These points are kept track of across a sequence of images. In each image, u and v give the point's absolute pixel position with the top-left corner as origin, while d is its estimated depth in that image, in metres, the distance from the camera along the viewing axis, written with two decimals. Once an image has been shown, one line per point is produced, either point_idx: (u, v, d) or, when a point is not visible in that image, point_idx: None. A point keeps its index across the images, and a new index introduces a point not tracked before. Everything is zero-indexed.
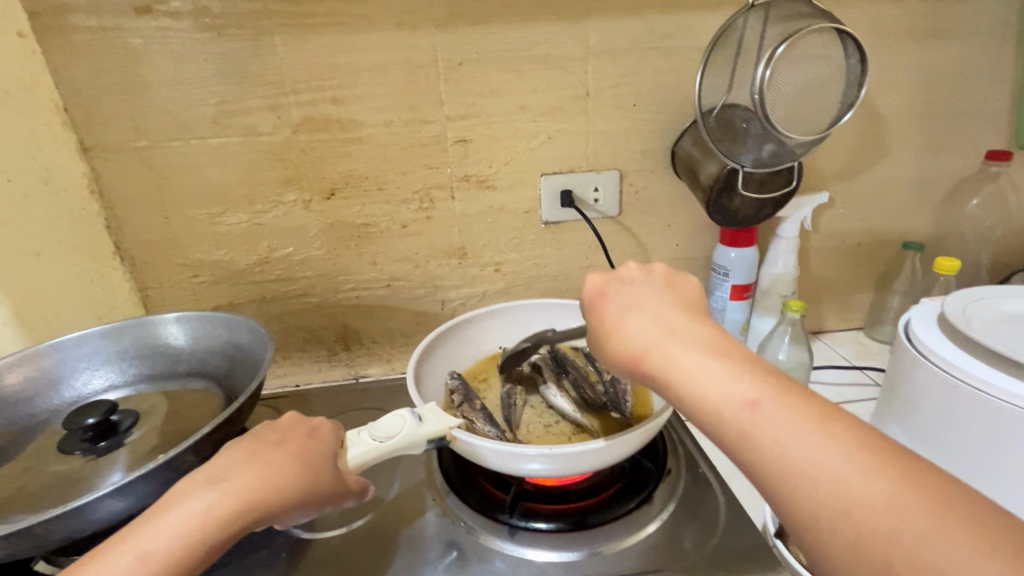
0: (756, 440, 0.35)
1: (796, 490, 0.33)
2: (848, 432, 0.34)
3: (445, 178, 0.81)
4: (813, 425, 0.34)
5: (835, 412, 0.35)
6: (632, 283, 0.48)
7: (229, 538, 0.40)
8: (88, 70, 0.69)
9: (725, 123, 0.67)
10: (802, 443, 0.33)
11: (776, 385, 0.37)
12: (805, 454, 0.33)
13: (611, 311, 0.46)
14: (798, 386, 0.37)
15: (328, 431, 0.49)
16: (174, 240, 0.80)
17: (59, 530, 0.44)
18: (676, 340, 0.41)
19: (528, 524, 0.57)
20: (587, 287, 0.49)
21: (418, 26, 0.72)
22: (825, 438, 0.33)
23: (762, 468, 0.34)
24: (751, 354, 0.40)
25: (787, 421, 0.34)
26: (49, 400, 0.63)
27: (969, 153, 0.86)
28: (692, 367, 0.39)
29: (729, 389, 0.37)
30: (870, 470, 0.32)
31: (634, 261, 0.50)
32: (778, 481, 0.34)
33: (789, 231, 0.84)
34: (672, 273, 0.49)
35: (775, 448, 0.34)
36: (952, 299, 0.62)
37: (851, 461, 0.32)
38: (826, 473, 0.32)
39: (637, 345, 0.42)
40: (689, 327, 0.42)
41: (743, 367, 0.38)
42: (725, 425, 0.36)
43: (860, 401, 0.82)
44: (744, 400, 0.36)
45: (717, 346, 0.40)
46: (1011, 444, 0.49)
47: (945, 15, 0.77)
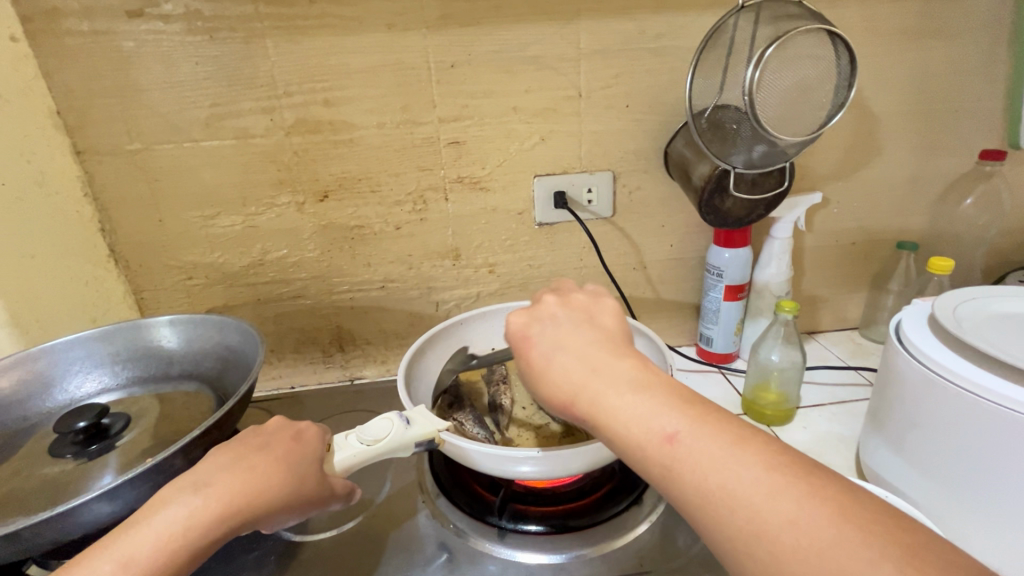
0: (677, 472, 0.35)
1: (716, 517, 0.33)
2: (759, 454, 0.34)
3: (438, 180, 0.81)
4: (730, 452, 0.34)
5: (750, 434, 0.36)
6: (552, 320, 0.46)
7: (213, 543, 0.40)
8: (81, 73, 0.69)
9: (716, 124, 0.67)
10: (718, 469, 0.34)
11: (694, 415, 0.37)
12: (721, 480, 0.34)
13: (534, 350, 0.44)
14: (716, 413, 0.37)
15: (314, 434, 0.50)
16: (168, 243, 0.80)
17: (47, 534, 0.44)
18: (599, 379, 0.40)
19: (517, 527, 0.57)
20: (510, 328, 0.47)
21: (410, 28, 0.72)
22: (739, 461, 0.34)
23: (686, 499, 0.35)
24: (671, 384, 0.40)
25: (707, 450, 0.35)
26: (41, 403, 0.63)
27: (963, 153, 0.86)
28: (617, 405, 0.39)
29: (651, 425, 0.37)
30: (779, 491, 0.32)
31: (553, 297, 0.49)
32: (701, 511, 0.34)
33: (782, 231, 0.84)
34: (594, 303, 0.48)
35: (696, 479, 0.34)
36: (944, 299, 0.62)
37: (761, 483, 0.33)
38: (741, 498, 0.33)
39: (563, 385, 0.41)
40: (613, 363, 0.41)
41: (664, 399, 0.38)
42: (649, 461, 0.36)
43: (853, 401, 0.82)
44: (663, 435, 0.36)
45: (640, 379, 0.40)
46: (1001, 446, 0.49)
47: (938, 15, 0.77)
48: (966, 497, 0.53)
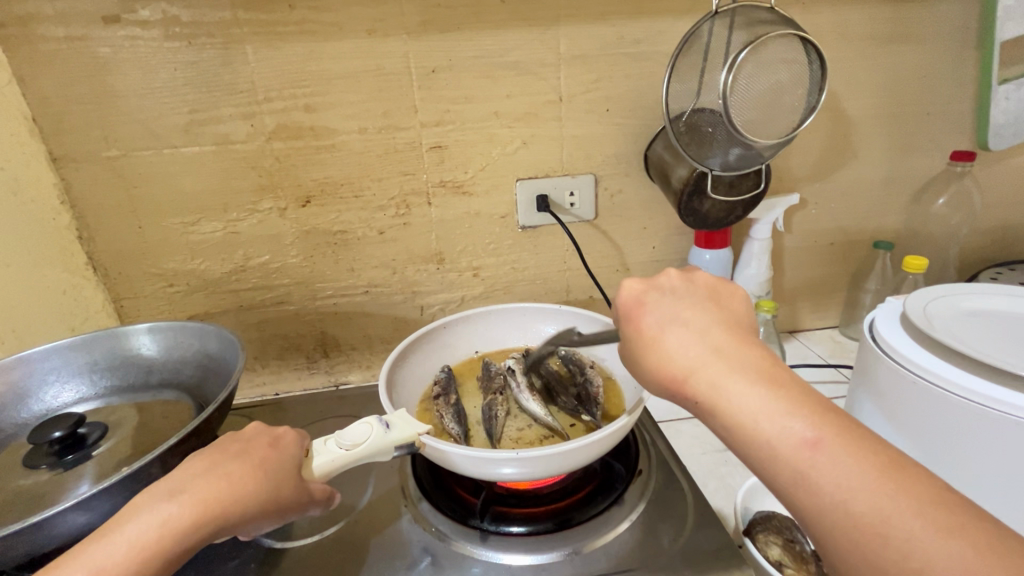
0: (815, 483, 0.34)
1: (860, 540, 0.33)
2: (915, 482, 0.34)
3: (421, 184, 0.81)
4: (881, 478, 0.34)
5: (899, 459, 0.35)
6: (671, 293, 0.47)
7: (188, 551, 0.40)
8: (56, 80, 0.68)
9: (693, 127, 0.68)
10: (871, 493, 0.33)
11: (834, 424, 0.36)
12: (870, 505, 0.33)
13: (650, 320, 0.45)
14: (859, 427, 0.36)
15: (291, 440, 0.50)
16: (148, 249, 0.79)
17: (20, 545, 0.43)
18: (722, 361, 0.40)
19: (499, 528, 0.57)
20: (622, 294, 0.47)
21: (390, 34, 0.72)
22: (894, 490, 0.33)
23: (822, 511, 0.34)
24: (802, 382, 0.39)
25: (851, 467, 0.34)
26: (17, 413, 0.62)
27: (935, 154, 0.88)
28: (740, 392, 0.38)
29: (788, 427, 0.36)
30: (943, 530, 0.32)
31: (675, 272, 0.49)
32: (842, 530, 0.34)
33: (761, 232, 0.85)
34: (720, 287, 0.48)
35: (837, 497, 0.34)
36: (914, 297, 0.63)
37: (922, 518, 0.32)
38: (897, 527, 0.32)
39: (681, 361, 0.42)
40: (735, 348, 0.41)
41: (795, 401, 0.37)
42: (778, 462, 0.36)
43: (832, 398, 0.83)
44: (805, 439, 0.35)
45: (766, 371, 0.40)
46: (973, 439, 0.50)
47: (908, 20, 0.79)
48: None
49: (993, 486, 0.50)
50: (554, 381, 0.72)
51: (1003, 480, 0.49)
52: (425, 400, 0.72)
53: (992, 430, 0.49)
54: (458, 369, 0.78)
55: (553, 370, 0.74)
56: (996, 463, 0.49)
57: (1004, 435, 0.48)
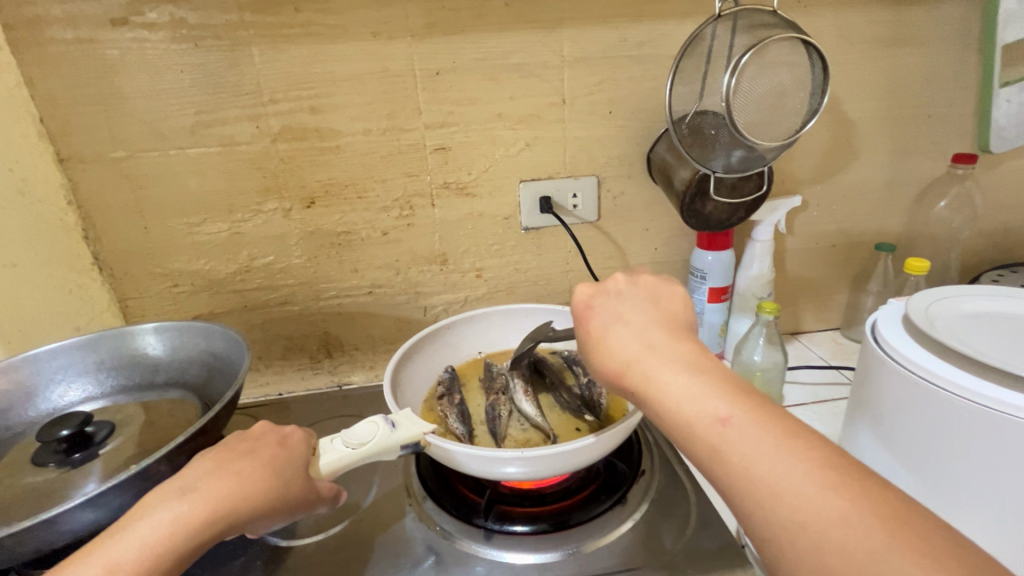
0: (724, 454, 0.37)
1: (762, 504, 0.35)
2: (814, 451, 0.36)
3: (425, 186, 0.82)
4: (783, 445, 0.36)
5: (804, 432, 0.37)
6: (616, 296, 0.50)
7: (199, 548, 0.41)
8: (64, 81, 0.69)
9: (695, 130, 0.69)
10: (769, 458, 0.35)
11: (748, 404, 0.39)
12: (769, 469, 0.35)
13: (596, 322, 0.48)
14: (772, 406, 0.39)
15: (299, 439, 0.50)
16: (153, 249, 0.80)
17: (30, 542, 0.44)
18: (655, 355, 0.43)
19: (504, 527, 0.58)
20: (575, 299, 0.51)
21: (395, 36, 0.73)
22: (792, 457, 0.35)
23: (730, 479, 0.36)
24: (725, 371, 0.42)
25: (756, 436, 0.36)
26: (25, 412, 0.63)
27: (937, 157, 0.89)
28: (669, 381, 0.41)
29: (703, 407, 0.39)
30: (832, 491, 0.33)
31: (623, 275, 0.52)
32: (746, 497, 0.36)
33: (763, 234, 0.85)
34: (665, 287, 0.51)
35: (742, 463, 0.36)
36: (916, 298, 0.64)
37: (812, 478, 0.34)
38: (791, 490, 0.34)
39: (619, 356, 0.45)
40: (668, 343, 0.44)
41: (715, 385, 0.40)
42: (696, 440, 0.38)
43: (834, 399, 0.83)
44: (718, 417, 0.38)
45: (694, 361, 0.42)
46: (975, 439, 0.51)
47: (909, 24, 0.79)
48: (943, 490, 0.54)
49: (995, 487, 0.50)
50: (557, 379, 0.73)
51: (1004, 481, 0.50)
52: (428, 400, 0.72)
53: (994, 431, 0.49)
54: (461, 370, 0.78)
55: (556, 369, 0.74)
56: (998, 464, 0.50)
57: (1006, 436, 0.48)
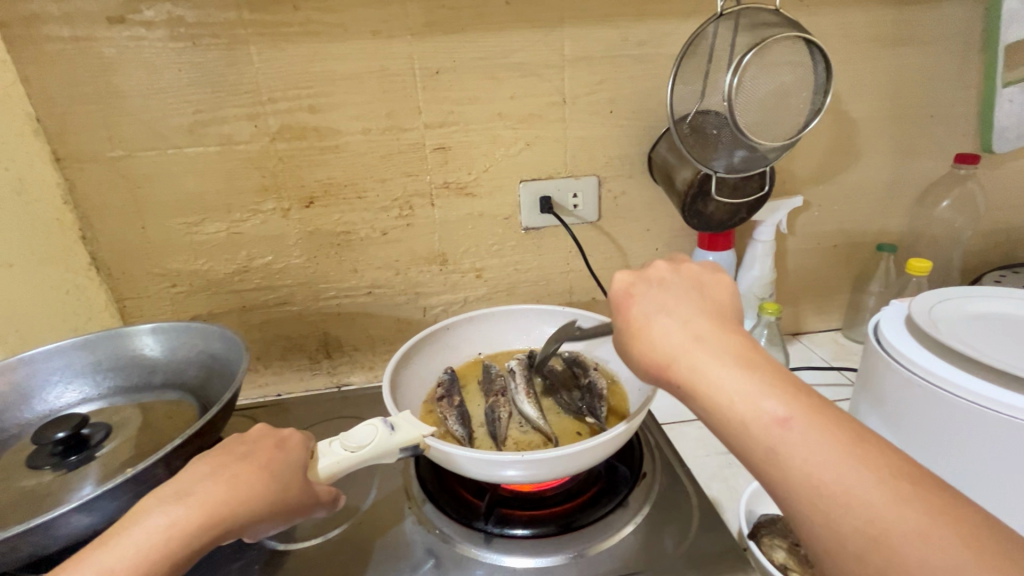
0: (784, 457, 0.34)
1: (825, 512, 0.33)
2: (881, 457, 0.33)
3: (424, 186, 0.81)
4: (848, 452, 0.33)
5: (870, 436, 0.35)
6: (658, 285, 0.47)
7: (196, 553, 0.40)
8: (61, 80, 0.69)
9: (697, 130, 0.68)
10: (832, 464, 0.33)
11: (807, 403, 0.36)
12: (833, 475, 0.33)
13: (637, 311, 0.46)
14: (832, 406, 0.36)
15: (297, 442, 0.50)
16: (151, 249, 0.79)
17: (25, 546, 0.43)
18: (703, 347, 0.41)
19: (504, 531, 0.57)
20: (614, 284, 0.49)
21: (395, 35, 0.72)
22: (858, 463, 0.33)
23: (790, 484, 0.34)
24: (780, 366, 0.39)
25: (818, 440, 0.34)
26: (21, 414, 0.62)
27: (939, 157, 0.88)
28: (720, 376, 0.39)
29: (760, 405, 0.36)
30: (905, 502, 0.31)
31: (663, 264, 0.50)
32: (807, 507, 0.33)
33: (764, 234, 0.85)
34: (710, 278, 0.48)
35: (803, 469, 0.34)
36: (919, 299, 0.63)
37: (881, 488, 0.32)
38: (859, 498, 0.32)
39: (662, 347, 0.42)
40: (717, 335, 0.42)
41: (770, 381, 0.38)
42: (751, 440, 0.36)
43: (836, 401, 0.83)
44: (775, 417, 0.36)
45: (746, 356, 0.40)
46: (979, 443, 0.50)
47: (912, 23, 0.79)
48: None
49: (1000, 491, 0.50)
50: (557, 381, 0.73)
51: (1009, 485, 0.49)
52: (428, 401, 0.72)
53: (1001, 434, 0.48)
54: (461, 371, 0.77)
55: (557, 370, 0.74)
56: (1003, 468, 0.49)
57: (1011, 440, 0.48)
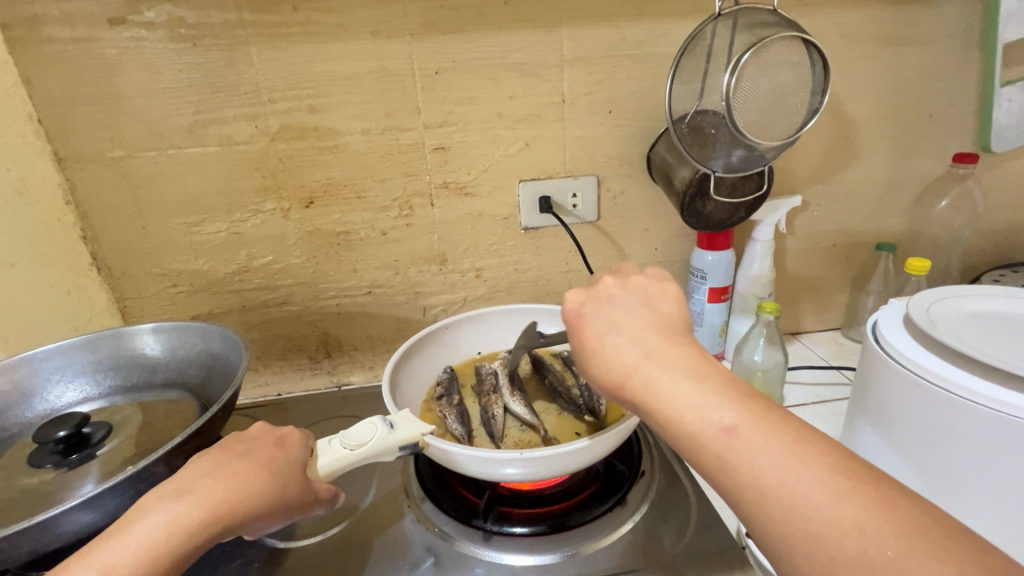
0: (733, 465, 0.36)
1: (774, 514, 0.34)
2: (821, 455, 0.35)
3: (424, 186, 0.81)
4: (792, 454, 0.35)
5: (812, 436, 0.37)
6: (608, 301, 0.48)
7: (196, 550, 0.40)
8: (62, 81, 0.69)
9: (695, 129, 0.69)
10: (775, 466, 0.35)
11: (752, 409, 0.38)
12: (778, 478, 0.35)
13: (590, 330, 0.46)
14: (774, 409, 0.38)
15: (297, 440, 0.50)
16: (152, 250, 0.80)
17: (26, 544, 0.44)
18: (654, 362, 0.42)
19: (503, 529, 0.58)
20: (565, 306, 0.49)
21: (394, 36, 0.72)
22: (801, 464, 0.35)
23: (740, 488, 0.36)
24: (726, 373, 0.41)
25: (763, 445, 0.36)
26: (22, 413, 0.63)
27: (937, 156, 0.88)
28: (672, 391, 0.40)
29: (708, 416, 0.38)
30: (846, 498, 0.33)
31: (612, 278, 0.50)
32: (757, 508, 0.35)
33: (763, 234, 0.85)
34: (658, 288, 0.49)
35: (751, 473, 0.36)
36: (917, 298, 0.64)
37: (823, 487, 0.34)
38: (803, 499, 0.34)
39: (616, 365, 0.43)
40: (667, 349, 0.43)
41: (717, 391, 0.39)
42: (702, 449, 0.38)
43: (835, 400, 0.83)
44: (722, 426, 0.37)
45: (694, 367, 0.41)
46: (976, 441, 0.50)
47: (911, 23, 0.79)
48: (944, 491, 0.54)
49: (996, 488, 0.50)
50: (557, 380, 0.72)
51: (1005, 482, 0.49)
52: (427, 400, 0.72)
53: (999, 432, 0.49)
54: (460, 370, 0.78)
55: (556, 368, 0.74)
56: (999, 465, 0.49)
57: (1008, 437, 0.48)
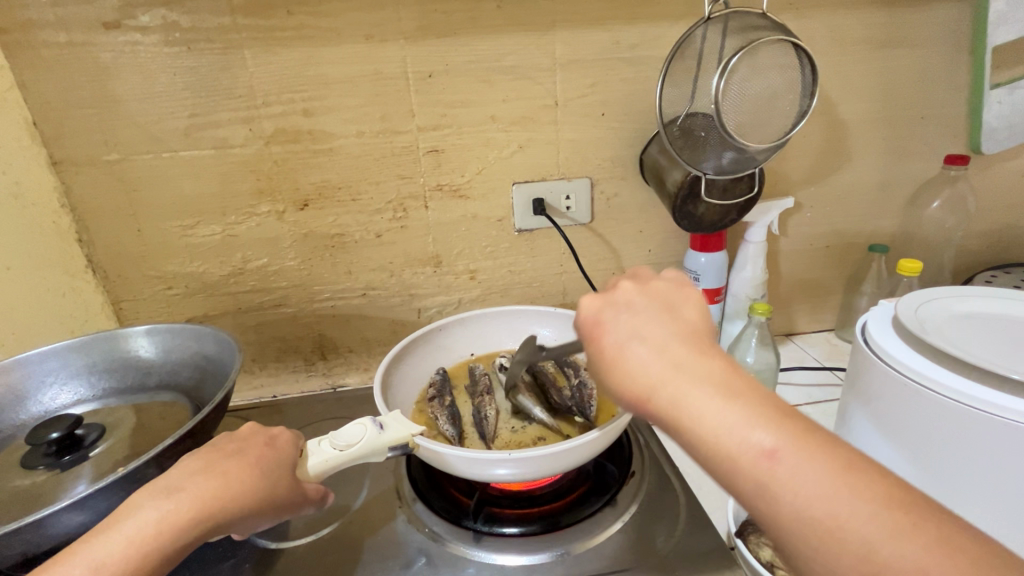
0: (779, 494, 0.34)
1: (824, 548, 0.33)
2: (870, 483, 0.34)
3: (418, 188, 0.82)
4: (841, 483, 0.34)
5: (855, 460, 0.35)
6: (628, 307, 0.45)
7: (185, 548, 0.41)
8: (58, 85, 0.69)
9: (686, 131, 0.69)
10: (826, 499, 0.33)
11: (794, 432, 0.36)
12: (830, 511, 0.33)
13: (608, 339, 0.44)
14: (819, 432, 0.36)
15: (288, 440, 0.50)
16: (147, 252, 0.80)
17: (17, 544, 0.44)
18: (682, 376, 0.39)
19: (493, 529, 0.58)
20: (580, 310, 0.46)
21: (388, 39, 0.73)
22: (851, 495, 0.33)
23: (786, 521, 0.34)
24: (760, 388, 0.39)
25: (813, 475, 0.34)
26: (16, 415, 0.63)
27: (930, 158, 0.89)
28: (705, 408, 0.37)
29: (747, 437, 0.36)
30: (900, 533, 0.32)
31: (630, 282, 0.48)
32: (806, 543, 0.33)
33: (756, 235, 0.85)
34: (679, 294, 0.47)
35: (800, 506, 0.34)
36: (906, 299, 0.64)
37: (876, 521, 0.32)
38: (855, 533, 0.32)
39: (641, 378, 0.40)
40: (696, 361, 0.40)
41: (755, 410, 0.37)
42: (742, 476, 0.35)
43: (828, 401, 0.83)
44: (766, 452, 0.35)
45: (726, 382, 0.39)
46: (963, 441, 0.51)
47: (902, 25, 0.80)
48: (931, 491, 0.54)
49: (981, 487, 0.51)
50: (547, 380, 0.72)
51: (991, 480, 0.50)
52: (420, 401, 0.72)
53: (984, 431, 0.49)
54: (453, 371, 0.78)
55: (546, 370, 0.74)
56: (985, 464, 0.50)
57: (995, 437, 0.48)
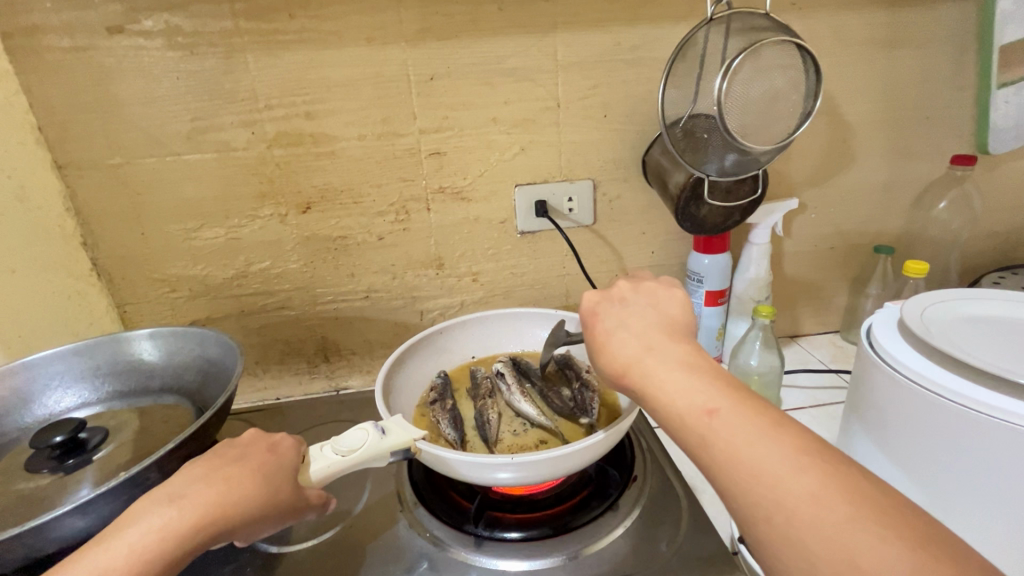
0: (710, 441, 0.38)
1: (742, 484, 0.36)
2: (794, 437, 0.37)
3: (420, 191, 0.82)
4: (765, 433, 0.37)
5: (786, 420, 0.38)
6: (621, 301, 0.50)
7: (187, 556, 0.41)
8: (62, 89, 0.70)
9: (689, 133, 0.69)
10: (747, 443, 0.36)
11: (735, 396, 0.40)
12: (747, 452, 0.36)
13: (600, 325, 0.49)
14: (758, 398, 0.40)
15: (289, 446, 0.50)
16: (151, 255, 0.80)
17: (20, 549, 0.44)
18: (654, 354, 0.44)
19: (494, 534, 0.58)
20: (583, 305, 0.51)
21: (389, 42, 0.73)
22: (771, 442, 0.36)
23: (715, 465, 0.37)
24: (720, 369, 0.43)
25: (738, 424, 0.37)
26: (21, 418, 0.63)
27: (935, 158, 0.88)
28: (665, 380, 0.42)
29: (692, 398, 0.40)
30: (809, 473, 0.34)
31: (627, 282, 0.53)
32: (726, 481, 0.37)
33: (760, 237, 0.85)
34: (670, 291, 0.51)
35: (724, 448, 0.37)
36: (911, 302, 0.63)
37: (788, 460, 0.35)
38: (767, 471, 0.35)
39: (620, 357, 0.46)
40: (667, 344, 0.45)
41: (707, 380, 0.41)
42: (686, 431, 0.39)
43: (833, 403, 0.82)
44: (704, 409, 0.39)
45: (688, 361, 0.43)
46: (970, 447, 0.50)
47: (907, 25, 0.79)
48: (936, 496, 0.54)
49: (988, 493, 0.50)
50: (547, 385, 0.73)
51: (997, 486, 0.49)
52: (421, 405, 0.72)
53: (992, 437, 0.48)
54: (454, 374, 0.78)
55: (546, 374, 0.75)
56: (992, 470, 0.49)
57: (1003, 443, 0.48)
